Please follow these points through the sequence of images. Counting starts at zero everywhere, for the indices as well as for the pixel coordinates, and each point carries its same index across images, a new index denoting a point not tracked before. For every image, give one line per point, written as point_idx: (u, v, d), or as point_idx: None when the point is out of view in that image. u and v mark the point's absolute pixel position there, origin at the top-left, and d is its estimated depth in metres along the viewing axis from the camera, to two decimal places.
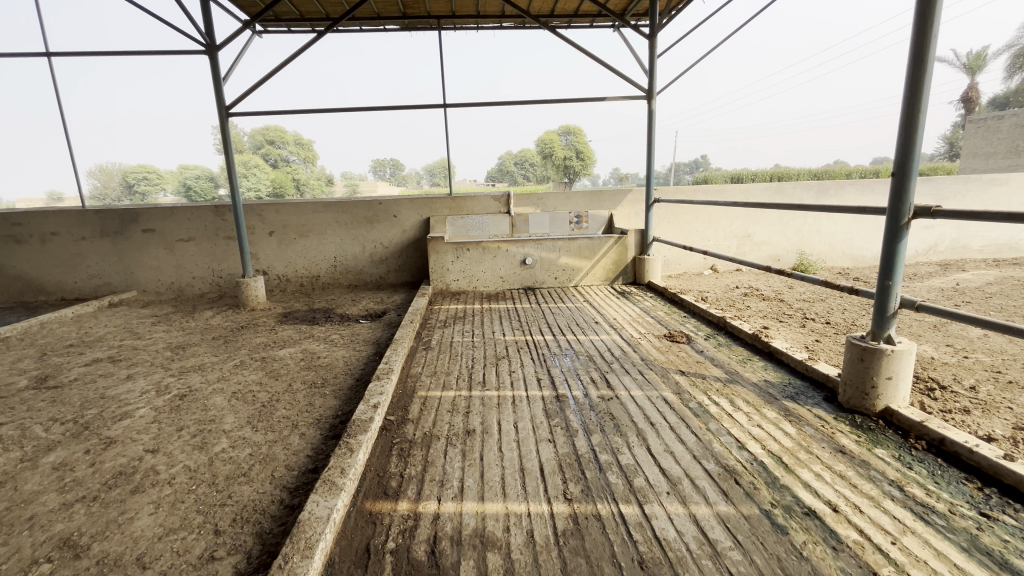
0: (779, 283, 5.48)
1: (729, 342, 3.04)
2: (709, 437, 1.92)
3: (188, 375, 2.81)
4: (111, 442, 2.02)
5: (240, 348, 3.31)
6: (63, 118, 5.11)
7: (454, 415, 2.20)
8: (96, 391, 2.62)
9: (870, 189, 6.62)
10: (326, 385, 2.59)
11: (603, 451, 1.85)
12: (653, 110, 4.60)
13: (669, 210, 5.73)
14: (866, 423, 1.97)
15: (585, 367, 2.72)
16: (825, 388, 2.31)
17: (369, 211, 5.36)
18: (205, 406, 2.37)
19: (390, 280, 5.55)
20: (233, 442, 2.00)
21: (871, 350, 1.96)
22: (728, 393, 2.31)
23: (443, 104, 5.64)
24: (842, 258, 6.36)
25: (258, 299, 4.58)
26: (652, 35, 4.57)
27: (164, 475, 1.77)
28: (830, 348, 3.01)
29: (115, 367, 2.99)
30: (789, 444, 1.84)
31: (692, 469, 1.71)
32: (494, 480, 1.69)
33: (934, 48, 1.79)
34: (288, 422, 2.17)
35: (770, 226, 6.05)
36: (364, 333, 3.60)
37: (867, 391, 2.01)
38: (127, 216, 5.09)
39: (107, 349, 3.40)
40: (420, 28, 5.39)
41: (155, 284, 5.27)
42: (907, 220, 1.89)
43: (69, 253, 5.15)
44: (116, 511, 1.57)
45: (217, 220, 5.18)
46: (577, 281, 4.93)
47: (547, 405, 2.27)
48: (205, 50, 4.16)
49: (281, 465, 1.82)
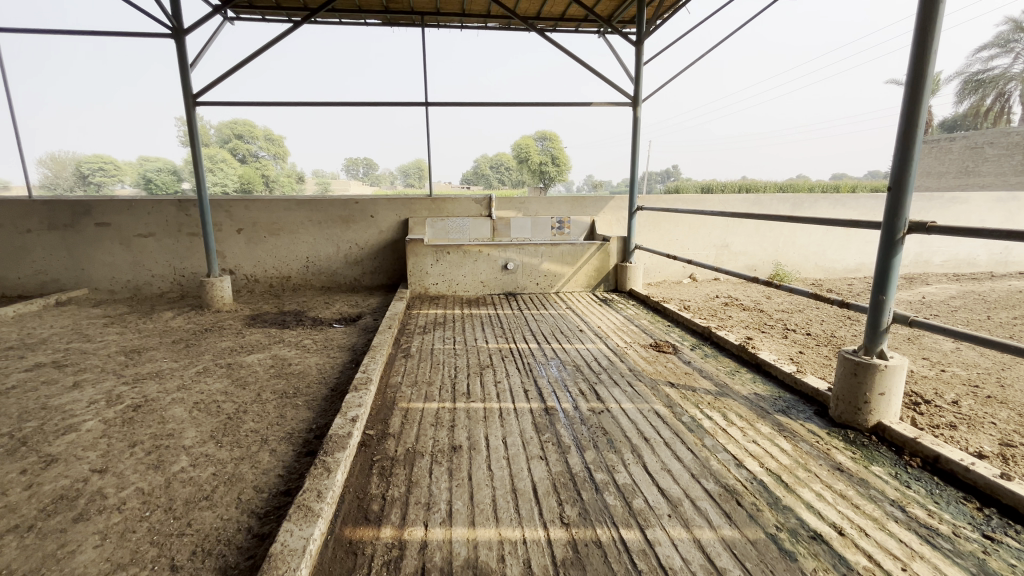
0: (756, 293, 5.56)
1: (715, 353, 3.02)
2: (705, 453, 1.86)
3: (144, 383, 2.58)
4: (52, 461, 1.80)
5: (204, 354, 3.08)
6: (9, 101, 4.72)
7: (438, 429, 2.07)
8: (37, 400, 2.36)
9: (842, 203, 6.81)
10: (298, 395, 2.41)
11: (598, 470, 1.76)
12: (638, 118, 4.58)
13: (650, 218, 5.74)
14: (859, 439, 1.95)
15: (573, 378, 2.64)
16: (815, 401, 2.29)
17: (345, 211, 5.16)
18: (163, 418, 2.17)
19: (365, 282, 5.35)
20: (194, 460, 1.81)
21: (865, 364, 1.94)
22: (720, 406, 2.27)
23: (425, 103, 5.50)
24: (814, 270, 6.53)
25: (224, 300, 4.31)
26: (639, 42, 4.56)
27: (113, 499, 1.57)
28: (815, 360, 3.02)
29: (60, 374, 2.72)
30: (786, 461, 1.80)
31: (692, 489, 1.64)
32: (484, 503, 1.58)
33: (932, 65, 1.79)
34: (256, 437, 1.99)
35: (747, 236, 6.15)
36: (339, 339, 3.42)
37: (859, 407, 1.99)
38: (79, 208, 4.72)
39: (52, 353, 3.11)
40: (402, 24, 5.24)
41: (109, 282, 4.92)
42: (902, 235, 1.88)
43: (12, 247, 4.75)
44: (54, 545, 1.37)
45: (180, 215, 4.88)
46: (559, 287, 4.86)
47: (537, 419, 2.17)
48: (172, 34, 3.90)
49: (249, 486, 1.66)
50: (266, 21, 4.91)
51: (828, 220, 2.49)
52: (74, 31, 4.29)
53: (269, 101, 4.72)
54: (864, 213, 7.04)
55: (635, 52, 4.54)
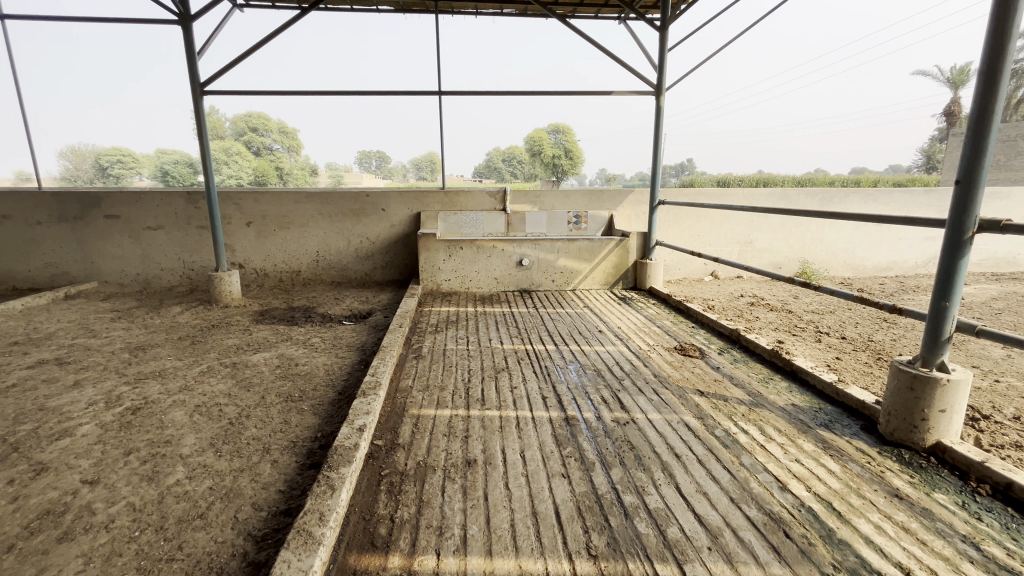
0: (782, 292, 5.33)
1: (745, 358, 2.83)
2: (743, 473, 1.70)
3: (145, 383, 2.48)
4: (42, 469, 1.69)
5: (209, 352, 2.97)
6: (17, 89, 4.63)
7: (451, 440, 1.93)
8: (35, 401, 2.27)
9: (874, 197, 6.52)
10: (304, 399, 2.29)
11: (627, 491, 1.60)
12: (661, 107, 4.37)
13: (671, 213, 5.54)
14: (916, 461, 1.76)
15: (594, 384, 2.47)
16: (861, 415, 2.09)
17: (355, 203, 5.02)
18: (162, 423, 2.05)
19: (376, 278, 5.23)
20: (191, 472, 1.69)
21: (923, 378, 1.74)
22: (756, 419, 2.09)
23: (439, 93, 5.33)
24: (843, 268, 6.26)
25: (233, 295, 4.22)
26: (664, 27, 4.33)
27: (101, 516, 1.46)
28: (853, 368, 2.82)
29: (61, 372, 2.63)
30: (837, 486, 1.62)
31: (733, 517, 1.47)
32: (503, 529, 1.43)
33: (1014, 45, 1.57)
34: (257, 446, 1.87)
35: (772, 232, 5.91)
36: (348, 337, 3.29)
37: (916, 425, 1.79)
38: (88, 200, 4.66)
39: (57, 349, 3.03)
40: (416, 10, 5.08)
41: (118, 275, 4.87)
42: (970, 235, 1.68)
43: (22, 239, 4.71)
44: (33, 570, 1.26)
45: (189, 207, 4.79)
46: (575, 284, 4.69)
47: (557, 430, 2.01)
48: (179, 20, 3.78)
49: (247, 504, 1.53)
50: (276, 8, 4.79)
51: (856, 215, 2.30)
52: (81, 18, 4.19)
53: (278, 90, 4.60)
54: (898, 208, 6.74)
55: (659, 37, 4.32)
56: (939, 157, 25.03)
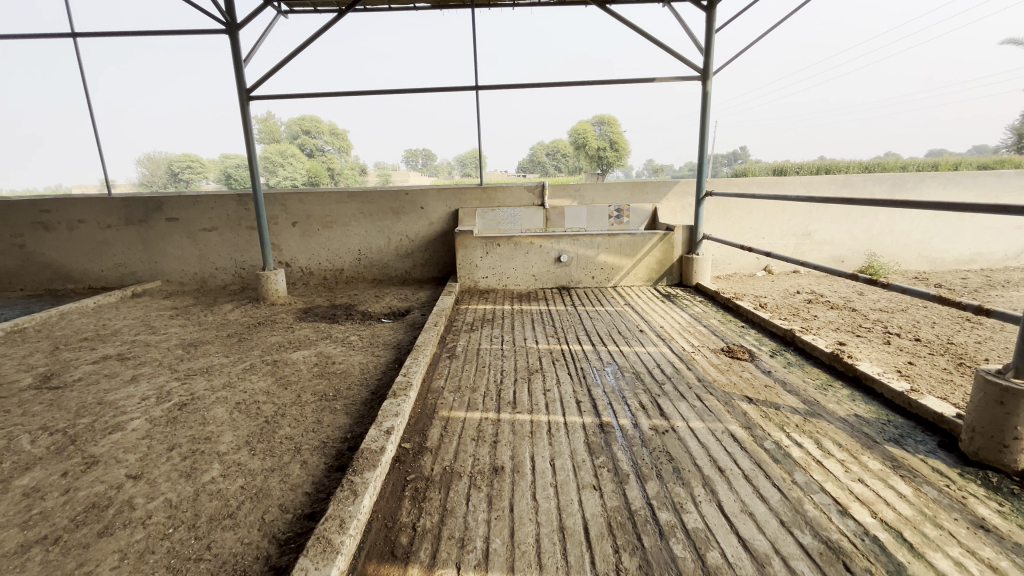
0: (845, 288, 4.93)
1: (800, 362, 2.60)
2: (796, 492, 1.53)
3: (193, 379, 2.59)
4: (93, 463, 1.78)
5: (253, 349, 3.08)
6: (88, 103, 5.00)
7: (479, 445, 1.87)
8: (96, 395, 2.42)
9: (954, 182, 5.90)
10: (337, 398, 2.31)
11: (663, 508, 1.48)
12: (708, 92, 4.11)
13: (721, 205, 5.24)
14: (1006, 485, 1.53)
15: (632, 388, 2.34)
16: (938, 430, 1.86)
17: (395, 202, 5.08)
18: (204, 419, 2.13)
19: (416, 275, 5.28)
20: (225, 470, 1.73)
21: (1017, 391, 1.51)
22: (812, 431, 1.90)
23: (476, 88, 5.29)
24: (917, 261, 5.71)
25: (279, 293, 4.37)
26: (711, 6, 4.06)
27: (140, 512, 1.51)
28: (928, 375, 2.54)
29: (121, 367, 2.80)
30: (908, 512, 1.43)
31: (783, 543, 1.33)
32: (528, 544, 1.35)
33: None
34: (290, 445, 1.89)
35: (834, 223, 5.47)
36: (385, 335, 3.32)
37: (1006, 443, 1.56)
38: (151, 204, 4.98)
39: (119, 345, 3.24)
40: (452, 6, 5.05)
41: (179, 274, 5.17)
42: None
43: (95, 241, 5.09)
44: (73, 563, 1.31)
45: (240, 208, 5.01)
46: (616, 280, 4.52)
47: (590, 438, 1.90)
48: (226, 29, 3.93)
49: (275, 505, 1.54)
50: (318, 13, 4.90)
51: (932, 203, 2.04)
52: (142, 33, 4.47)
53: (319, 92, 4.70)
54: (983, 193, 6.07)
55: (705, 18, 4.06)
56: None
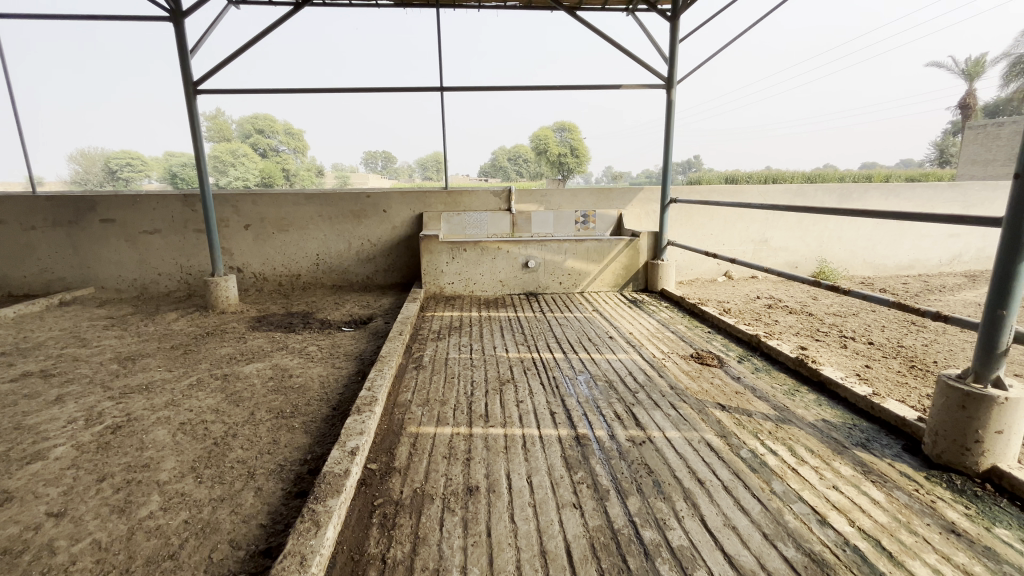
0: (800, 293, 5.12)
1: (767, 367, 2.65)
2: (775, 502, 1.52)
3: (129, 398, 2.34)
4: (5, 500, 1.55)
5: (200, 362, 2.84)
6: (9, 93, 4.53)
7: (451, 464, 1.76)
8: (12, 418, 2.14)
9: (894, 193, 6.28)
10: (295, 416, 2.14)
11: (646, 526, 1.43)
12: (672, 100, 4.18)
13: (683, 211, 5.35)
14: (970, 488, 1.57)
15: (606, 398, 2.30)
16: (902, 433, 1.91)
17: (356, 204, 4.88)
18: (142, 443, 1.91)
19: (378, 281, 5.09)
20: (166, 503, 1.54)
21: (978, 396, 1.55)
22: (785, 438, 1.90)
23: (441, 90, 5.17)
24: (863, 267, 6.02)
25: (230, 301, 4.09)
26: (675, 17, 4.13)
27: (61, 558, 1.31)
28: (885, 378, 2.63)
29: (44, 385, 2.50)
30: (884, 519, 1.44)
31: (769, 558, 1.30)
32: (508, 572, 1.27)
33: None
34: (242, 470, 1.72)
35: (788, 230, 5.70)
36: (346, 345, 3.14)
37: (969, 447, 1.60)
38: (83, 204, 4.56)
39: (43, 360, 2.91)
40: (416, 5, 4.92)
41: (115, 280, 4.76)
42: None
43: (17, 244, 4.61)
44: None
45: (186, 209, 4.67)
46: (583, 286, 4.51)
47: (567, 452, 1.84)
48: (171, 17, 3.65)
49: (224, 541, 1.38)
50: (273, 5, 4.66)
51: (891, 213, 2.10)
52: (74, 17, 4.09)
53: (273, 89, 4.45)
54: (919, 203, 6.48)
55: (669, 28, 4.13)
56: (954, 150, 24.48)
